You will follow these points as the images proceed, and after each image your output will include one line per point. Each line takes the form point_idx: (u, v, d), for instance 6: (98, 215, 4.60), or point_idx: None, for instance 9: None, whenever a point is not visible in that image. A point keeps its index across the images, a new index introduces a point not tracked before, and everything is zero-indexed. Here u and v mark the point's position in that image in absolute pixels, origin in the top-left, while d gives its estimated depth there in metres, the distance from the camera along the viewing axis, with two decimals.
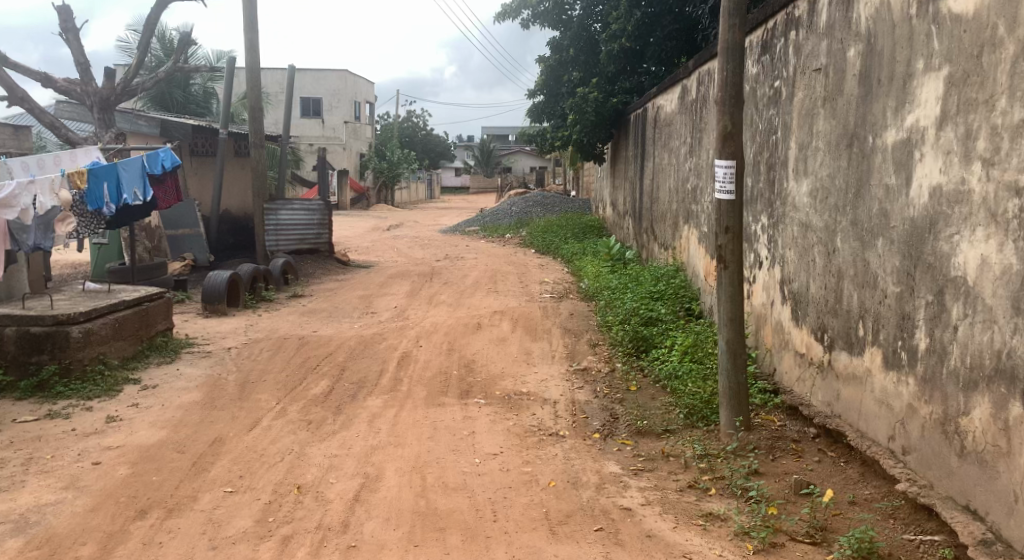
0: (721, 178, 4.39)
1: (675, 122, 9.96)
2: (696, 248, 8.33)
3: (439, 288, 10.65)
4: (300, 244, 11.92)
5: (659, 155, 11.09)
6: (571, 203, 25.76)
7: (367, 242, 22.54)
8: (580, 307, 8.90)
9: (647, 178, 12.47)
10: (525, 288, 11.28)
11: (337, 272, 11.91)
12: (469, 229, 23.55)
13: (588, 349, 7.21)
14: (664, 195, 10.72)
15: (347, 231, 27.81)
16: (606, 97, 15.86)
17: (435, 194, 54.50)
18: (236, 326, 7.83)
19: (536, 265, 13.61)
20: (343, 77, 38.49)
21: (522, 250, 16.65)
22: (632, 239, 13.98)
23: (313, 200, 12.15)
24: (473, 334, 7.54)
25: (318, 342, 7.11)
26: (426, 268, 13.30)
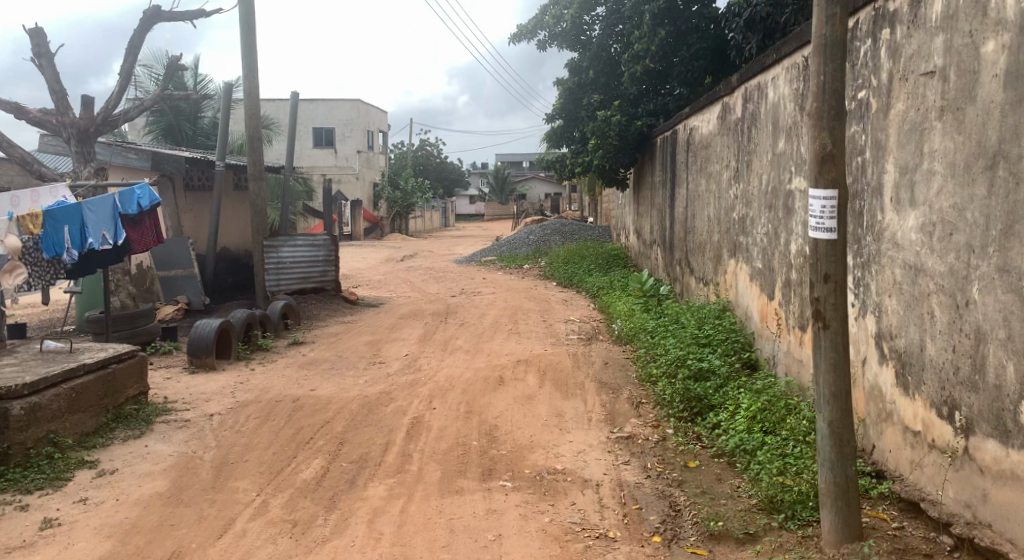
0: (818, 213, 3.45)
1: (715, 145, 8.98)
2: (749, 287, 7.31)
3: (455, 330, 9.68)
4: (304, 283, 10.99)
5: (695, 181, 10.11)
6: (591, 230, 24.76)
7: (381, 275, 21.63)
8: (614, 354, 7.88)
9: (679, 206, 11.47)
10: (550, 328, 10.28)
11: (345, 312, 10.96)
12: (486, 259, 22.61)
13: (629, 408, 6.19)
14: (702, 225, 9.71)
15: (360, 263, 26.97)
16: (629, 120, 14.93)
17: (450, 222, 53.78)
18: (225, 384, 6.89)
19: (560, 300, 12.60)
20: (356, 107, 37.96)
21: (544, 283, 15.67)
22: (663, 270, 12.96)
23: (319, 235, 11.23)
24: (495, 390, 6.56)
25: (316, 404, 6.16)
26: (441, 306, 12.33)
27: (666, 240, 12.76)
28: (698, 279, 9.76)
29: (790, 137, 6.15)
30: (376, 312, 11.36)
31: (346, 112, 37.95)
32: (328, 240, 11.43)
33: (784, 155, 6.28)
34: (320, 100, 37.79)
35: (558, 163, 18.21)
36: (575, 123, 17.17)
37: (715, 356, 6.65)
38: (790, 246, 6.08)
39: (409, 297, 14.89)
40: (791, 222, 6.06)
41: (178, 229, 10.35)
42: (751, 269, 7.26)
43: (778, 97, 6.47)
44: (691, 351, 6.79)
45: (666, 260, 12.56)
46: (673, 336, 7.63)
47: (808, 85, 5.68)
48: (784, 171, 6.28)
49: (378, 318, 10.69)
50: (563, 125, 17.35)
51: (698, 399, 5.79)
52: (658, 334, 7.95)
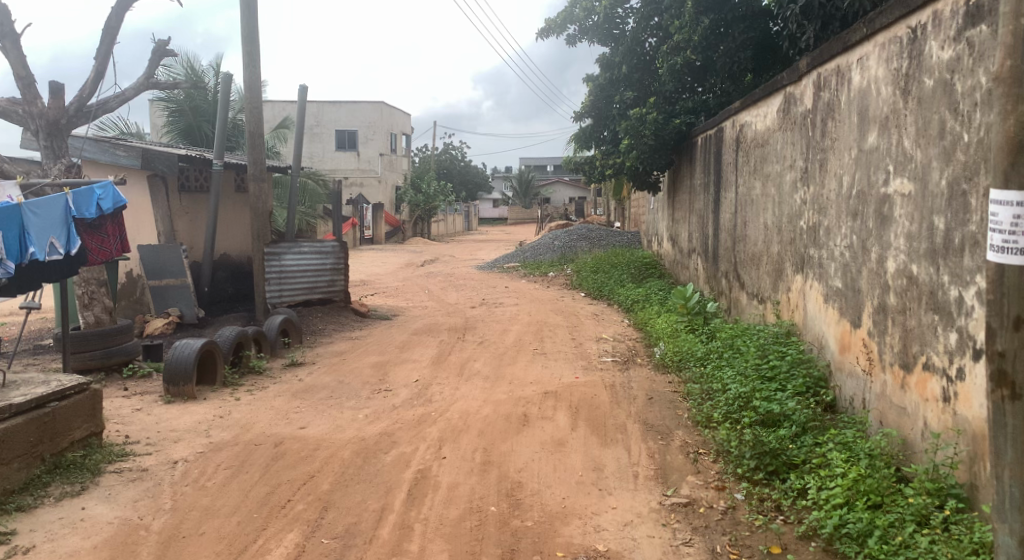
0: (1006, 226, 2.40)
1: (774, 142, 7.84)
2: (824, 311, 6.17)
3: (473, 350, 8.60)
4: (310, 294, 9.98)
5: (747, 184, 8.95)
6: (620, 236, 23.59)
7: (399, 283, 20.62)
8: (659, 387, 6.73)
9: (725, 212, 10.32)
10: (580, 348, 9.16)
11: (355, 327, 9.95)
12: (510, 266, 21.53)
13: (684, 461, 5.06)
14: (756, 233, 8.57)
15: (379, 269, 26.01)
16: (666, 118, 13.77)
17: (473, 227, 52.78)
18: (201, 418, 5.85)
19: (590, 315, 11.48)
20: (378, 108, 37.11)
21: (572, 293, 14.56)
22: (705, 282, 11.79)
23: (326, 242, 10.11)
24: (519, 433, 5.47)
25: (302, 449, 5.10)
26: (460, 319, 11.25)
27: (709, 250, 11.59)
28: (752, 296, 8.60)
29: (885, 129, 5.00)
30: (389, 325, 10.34)
31: (368, 113, 37.12)
32: (338, 245, 10.30)
33: (877, 151, 5.12)
34: (342, 101, 36.97)
35: (587, 165, 17.03)
36: (607, 122, 16.04)
37: (787, 398, 5.53)
38: (886, 264, 4.93)
39: (426, 308, 13.84)
40: (888, 234, 4.92)
41: (170, 234, 9.40)
42: (827, 289, 6.10)
43: (866, 82, 5.33)
44: (757, 392, 5.67)
45: (709, 271, 11.38)
46: (733, 367, 6.51)
47: (917, 62, 4.52)
48: (876, 172, 5.14)
49: (389, 333, 9.65)
50: (593, 125, 16.20)
51: (772, 456, 4.68)
52: (713, 365, 6.83)
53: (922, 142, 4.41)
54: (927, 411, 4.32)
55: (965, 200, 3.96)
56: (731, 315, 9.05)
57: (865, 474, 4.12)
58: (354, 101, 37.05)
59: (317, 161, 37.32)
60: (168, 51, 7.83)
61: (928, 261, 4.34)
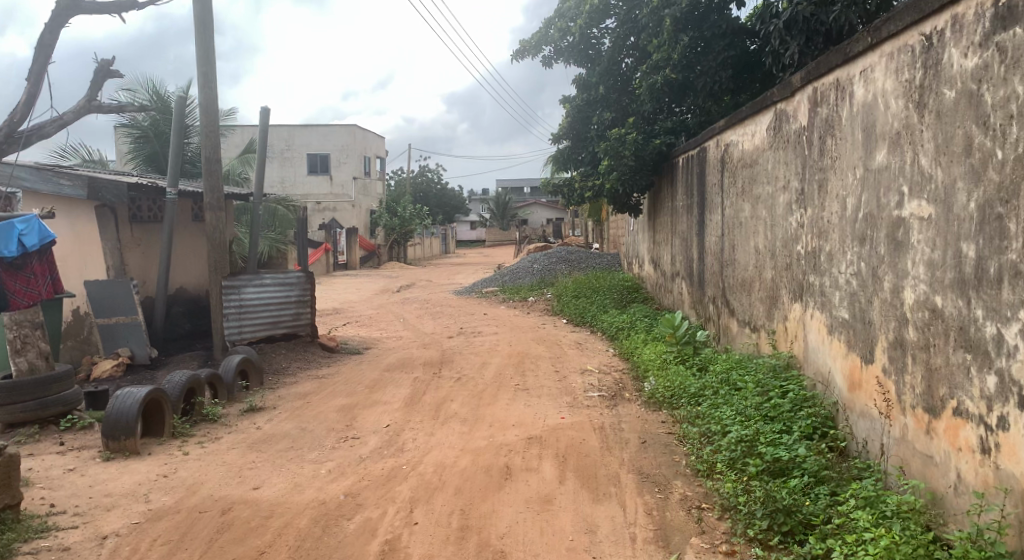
0: None
1: (764, 162, 7.40)
2: (828, 343, 5.69)
3: (449, 388, 8.03)
4: (273, 329, 9.45)
5: (735, 206, 8.51)
6: (599, 258, 23.17)
7: (374, 310, 19.99)
8: (652, 428, 6.19)
9: (711, 235, 9.88)
10: (563, 383, 8.63)
11: (322, 364, 9.35)
12: (488, 291, 21.00)
13: (687, 519, 4.53)
14: (745, 258, 8.13)
15: (355, 295, 25.36)
16: (646, 139, 13.39)
17: (450, 250, 52.25)
18: (143, 479, 5.22)
19: (572, 344, 10.97)
20: (352, 132, 36.57)
21: (553, 320, 14.05)
22: (691, 308, 11.33)
23: (290, 272, 9.64)
24: (499, 489, 4.91)
25: (253, 516, 4.49)
26: (435, 352, 10.68)
27: (694, 274, 11.14)
28: (744, 325, 8.13)
29: (896, 147, 4.55)
30: (359, 360, 9.75)
31: (342, 137, 36.58)
32: (303, 276, 9.84)
33: (886, 171, 4.67)
34: (314, 126, 36.40)
35: (565, 187, 16.44)
36: (585, 144, 15.63)
37: (795, 442, 5.02)
38: (903, 295, 4.46)
39: (401, 339, 13.24)
40: (904, 261, 4.45)
41: (121, 269, 8.74)
42: (831, 320, 5.62)
43: (871, 96, 4.89)
44: (763, 436, 5.16)
45: (696, 297, 10.93)
46: (733, 404, 6.00)
47: (933, 73, 4.08)
48: (886, 193, 4.68)
49: (359, 371, 9.05)
50: (571, 146, 15.78)
51: (785, 514, 4.17)
52: (710, 401, 6.32)
53: (944, 159, 3.96)
54: (959, 463, 3.81)
55: (1002, 224, 3.51)
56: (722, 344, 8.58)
57: (896, 541, 3.61)
58: (327, 125, 36.50)
59: (290, 186, 36.67)
60: (113, 72, 7.24)
61: (956, 292, 3.87)
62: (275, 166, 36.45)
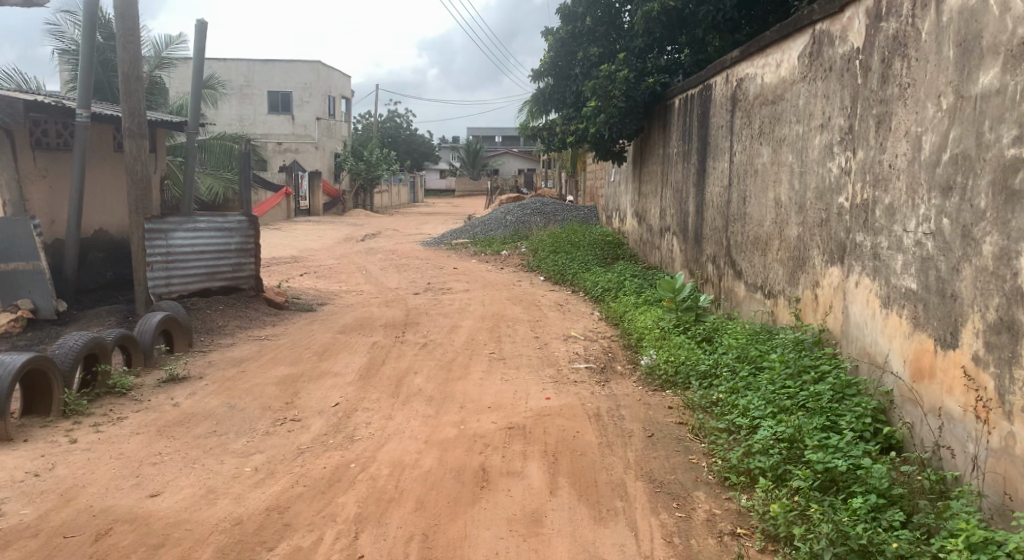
0: None
1: (795, 96, 6.23)
2: (879, 318, 4.61)
3: (412, 357, 6.85)
4: (210, 282, 8.26)
5: (748, 151, 7.37)
6: (575, 210, 22.02)
7: (336, 260, 18.65)
8: (657, 414, 5.10)
9: (713, 185, 8.78)
10: (545, 352, 7.53)
11: (266, 324, 8.12)
12: (458, 242, 19.75)
13: (720, 551, 3.45)
14: (760, 211, 7.03)
15: (315, 243, 23.93)
16: (638, 77, 12.21)
17: (418, 198, 50.62)
18: (5, 480, 4.00)
19: (552, 305, 9.86)
20: (315, 69, 34.58)
21: (529, 276, 12.89)
22: (684, 267, 10.25)
23: (229, 216, 8.49)
24: (473, 502, 3.78)
25: (137, 546, 3.32)
26: (399, 310, 9.49)
27: (689, 231, 10.03)
28: (757, 289, 7.03)
29: (1017, 63, 3.39)
30: (309, 320, 8.50)
31: (305, 75, 34.57)
32: (245, 220, 8.70)
33: (997, 97, 3.51)
34: (276, 61, 34.30)
35: (546, 131, 15.18)
36: (568, 82, 14.32)
37: (850, 446, 3.97)
38: (1017, 263, 3.35)
39: (363, 293, 12.02)
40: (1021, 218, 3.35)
41: (20, 205, 7.34)
42: (888, 290, 4.53)
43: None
44: (807, 435, 4.09)
45: (692, 255, 9.83)
46: (760, 388, 4.92)
47: None
48: (994, 126, 3.54)
49: (308, 332, 7.82)
50: (553, 85, 14.49)
51: None
52: (729, 381, 5.23)
53: None
54: None
55: None
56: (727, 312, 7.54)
57: None
58: (290, 60, 34.38)
59: (250, 125, 34.66)
60: None
61: None
62: (233, 103, 34.37)
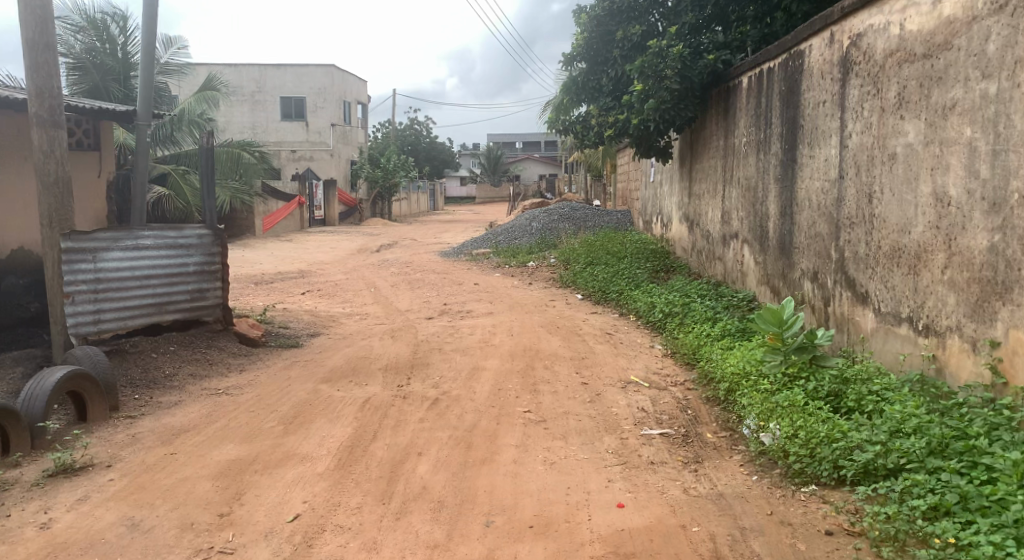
0: None
1: (978, 40, 4.27)
2: None
3: (418, 422, 4.92)
4: (159, 316, 6.39)
5: (883, 128, 5.39)
6: (608, 215, 20.01)
7: (344, 275, 16.76)
8: (812, 552, 3.15)
9: (813, 179, 6.81)
10: (600, 409, 5.56)
11: (230, 370, 6.23)
12: (479, 253, 17.81)
13: None
14: (907, 211, 5.05)
15: (326, 256, 22.11)
16: (695, 54, 10.35)
17: (438, 206, 48.89)
18: None
19: (600, 334, 7.89)
20: (329, 73, 33.02)
21: (564, 294, 10.93)
22: (764, 282, 8.25)
23: (186, 229, 6.64)
24: None
25: None
26: (407, 343, 7.56)
27: (771, 237, 8.05)
28: (904, 321, 5.03)
29: None
30: (289, 362, 6.59)
31: (318, 79, 32.97)
32: (207, 232, 6.84)
33: None
34: (288, 65, 32.68)
35: (579, 125, 13.23)
36: (604, 67, 12.38)
37: None
38: None
39: (368, 318, 10.12)
40: None
41: None
42: None
43: None
44: None
45: (779, 268, 7.81)
46: (998, 514, 2.95)
47: None
48: None
49: (282, 384, 5.91)
50: (587, 71, 12.55)
51: None
52: (925, 492, 3.26)
53: None
54: None
55: None
56: (854, 355, 5.55)
57: None
58: (303, 64, 32.78)
59: (262, 132, 32.98)
60: None
61: None
62: (245, 109, 32.76)
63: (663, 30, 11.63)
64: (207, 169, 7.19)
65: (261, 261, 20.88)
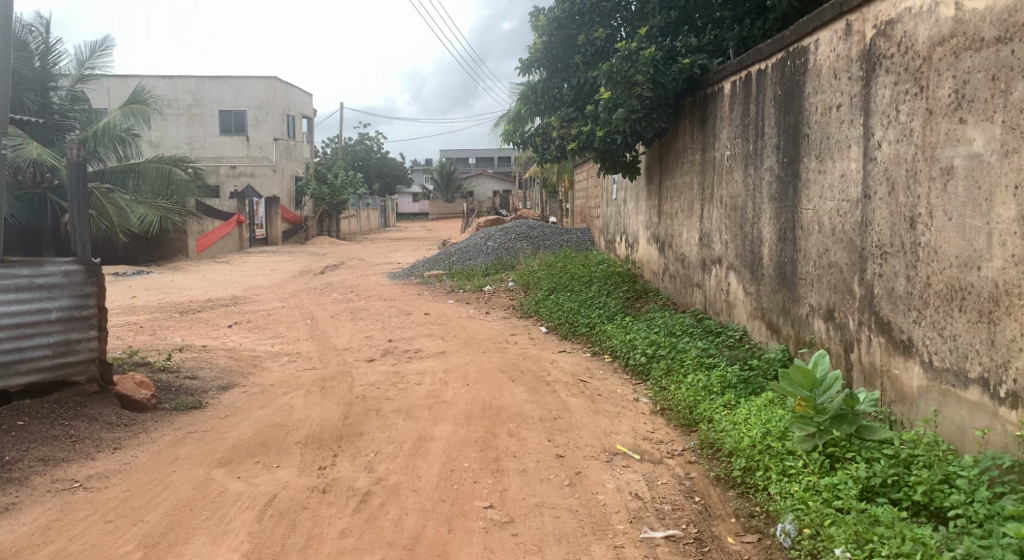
0: None
1: None
2: None
3: (339, 539, 3.61)
4: (7, 379, 5.00)
5: (934, 138, 4.29)
6: (568, 233, 18.87)
7: (282, 302, 15.21)
8: None
9: (827, 199, 5.71)
10: (581, 499, 4.29)
11: (99, 452, 4.80)
12: (431, 275, 16.45)
13: None
14: (977, 243, 3.94)
15: (265, 279, 20.45)
16: (668, 60, 9.26)
17: (390, 222, 47.30)
18: None
19: (572, 382, 6.62)
20: (270, 85, 31.32)
21: (526, 326, 9.66)
22: (758, 317, 7.13)
23: (45, 266, 5.18)
24: None
25: None
26: (339, 398, 6.17)
27: (767, 265, 6.94)
28: (973, 383, 3.93)
29: None
30: (181, 436, 5.16)
31: (259, 92, 31.29)
32: (77, 268, 5.38)
33: None
34: (226, 76, 30.88)
35: (539, 137, 12.07)
36: (565, 74, 11.23)
37: None
38: None
39: (300, 359, 8.68)
40: None
41: None
42: None
43: None
44: None
45: (778, 302, 6.69)
46: None
47: None
48: None
49: (163, 472, 4.50)
50: (546, 79, 11.39)
51: None
52: None
53: None
54: None
55: None
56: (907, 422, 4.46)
57: None
58: (242, 76, 31.06)
59: (199, 147, 31.07)
60: None
61: None
62: (181, 123, 30.83)
63: (628, 35, 10.54)
64: (78, 188, 5.67)
65: (191, 285, 19.13)
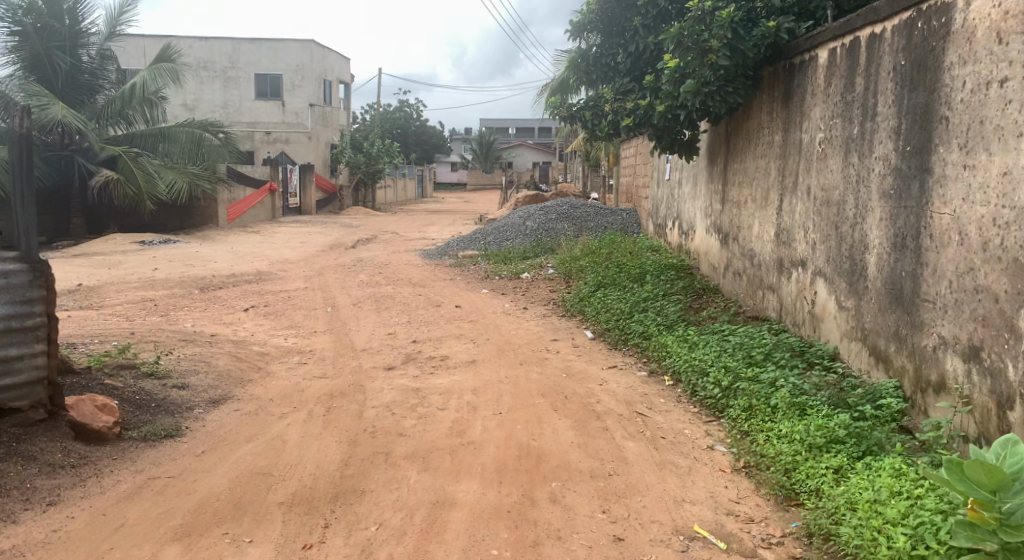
0: None
1: None
2: None
3: None
4: None
5: None
6: (613, 213, 17.52)
7: (307, 282, 14.20)
8: None
9: (977, 202, 4.37)
10: None
11: (28, 510, 3.75)
12: (466, 255, 15.30)
13: None
14: None
15: (293, 252, 19.51)
16: (750, 23, 7.88)
17: (427, 193, 46.23)
18: None
19: (627, 415, 5.40)
20: (307, 48, 30.25)
21: (570, 327, 8.47)
22: (857, 339, 5.82)
23: None
24: None
25: None
26: (344, 428, 5.05)
27: (874, 277, 5.60)
28: None
29: None
30: (139, 486, 4.08)
31: (296, 55, 30.23)
32: (19, 269, 4.30)
33: None
34: (263, 39, 29.86)
35: (588, 110, 10.61)
36: (621, 39, 9.85)
37: None
38: None
39: (313, 361, 7.60)
40: None
41: None
42: None
43: None
44: None
45: (887, 325, 5.38)
46: None
47: None
48: None
49: (97, 551, 3.43)
50: (600, 45, 10.03)
51: None
52: None
53: None
54: None
55: None
56: None
57: None
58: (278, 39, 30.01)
59: (235, 112, 30.15)
60: None
61: None
62: (216, 87, 29.91)
63: None
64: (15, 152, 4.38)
65: (217, 257, 18.26)
